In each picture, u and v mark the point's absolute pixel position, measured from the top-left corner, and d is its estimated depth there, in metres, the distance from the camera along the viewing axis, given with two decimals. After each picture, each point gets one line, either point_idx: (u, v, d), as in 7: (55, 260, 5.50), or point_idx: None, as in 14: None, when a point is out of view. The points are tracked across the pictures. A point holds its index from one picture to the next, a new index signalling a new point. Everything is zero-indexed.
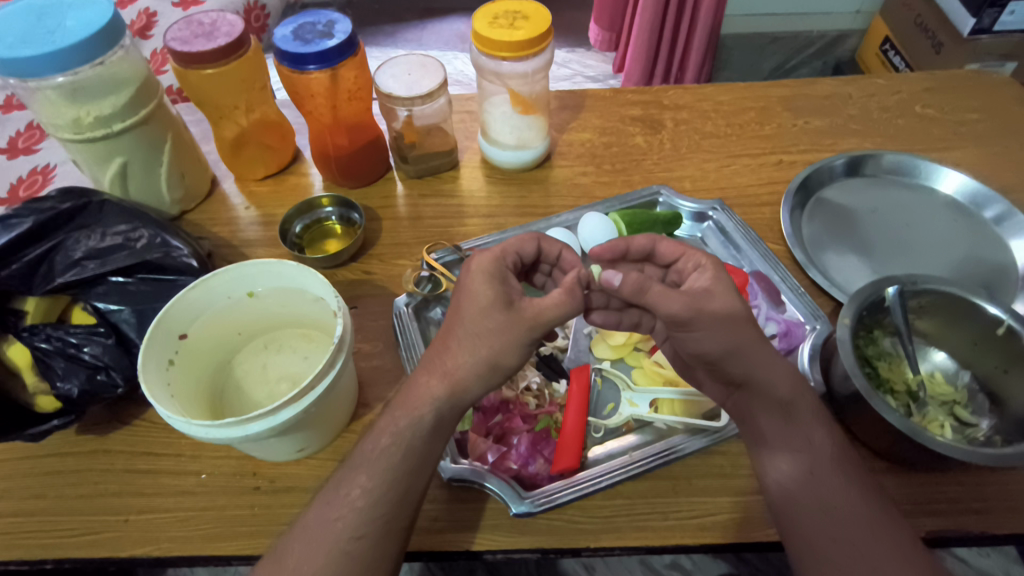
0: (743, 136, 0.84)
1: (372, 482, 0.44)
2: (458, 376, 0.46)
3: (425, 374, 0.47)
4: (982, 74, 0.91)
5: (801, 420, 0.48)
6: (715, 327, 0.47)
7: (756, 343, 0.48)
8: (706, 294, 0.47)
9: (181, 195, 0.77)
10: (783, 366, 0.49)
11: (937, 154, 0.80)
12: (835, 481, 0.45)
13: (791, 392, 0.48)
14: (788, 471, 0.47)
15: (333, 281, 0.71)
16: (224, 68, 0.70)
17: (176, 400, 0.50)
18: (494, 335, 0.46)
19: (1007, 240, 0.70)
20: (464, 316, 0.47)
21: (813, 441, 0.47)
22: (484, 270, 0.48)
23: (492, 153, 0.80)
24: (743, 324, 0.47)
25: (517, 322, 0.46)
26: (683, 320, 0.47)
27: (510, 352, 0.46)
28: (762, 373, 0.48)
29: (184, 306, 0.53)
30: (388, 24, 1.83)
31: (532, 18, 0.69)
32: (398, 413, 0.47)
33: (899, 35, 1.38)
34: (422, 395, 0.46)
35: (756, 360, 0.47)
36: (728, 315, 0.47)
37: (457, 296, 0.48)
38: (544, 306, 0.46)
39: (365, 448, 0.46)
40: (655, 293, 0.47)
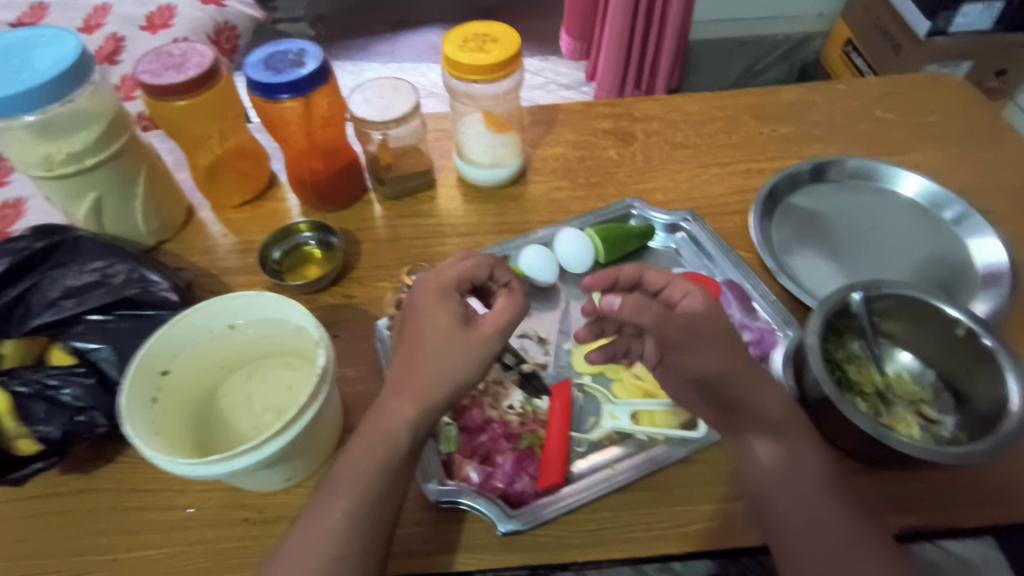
0: (712, 146, 0.86)
1: (353, 504, 0.45)
2: (426, 395, 0.48)
3: (396, 399, 0.48)
4: (939, 76, 0.94)
5: (794, 444, 0.49)
6: (704, 349, 0.50)
7: (743, 367, 0.51)
8: (694, 317, 0.50)
9: (157, 225, 0.77)
10: (769, 387, 0.51)
11: (897, 158, 0.83)
12: (821, 499, 0.47)
13: (782, 415, 0.50)
14: (778, 491, 0.48)
15: (314, 306, 0.72)
16: (196, 99, 0.70)
17: (161, 438, 0.50)
18: (456, 352, 0.49)
19: (966, 239, 0.73)
20: (425, 338, 0.49)
21: (804, 463, 0.49)
22: (437, 295, 0.51)
23: (468, 172, 0.81)
24: (727, 347, 0.50)
25: (477, 338, 0.50)
26: (679, 345, 0.50)
27: (472, 366, 0.49)
28: (751, 396, 0.50)
29: (165, 343, 0.54)
30: (360, 38, 1.83)
31: (501, 41, 0.70)
32: (368, 433, 0.48)
33: (860, 36, 1.42)
34: (395, 418, 0.48)
35: (743, 383, 0.50)
36: (714, 338, 0.50)
37: (413, 320, 0.51)
38: (497, 319, 0.51)
39: (344, 473, 0.46)
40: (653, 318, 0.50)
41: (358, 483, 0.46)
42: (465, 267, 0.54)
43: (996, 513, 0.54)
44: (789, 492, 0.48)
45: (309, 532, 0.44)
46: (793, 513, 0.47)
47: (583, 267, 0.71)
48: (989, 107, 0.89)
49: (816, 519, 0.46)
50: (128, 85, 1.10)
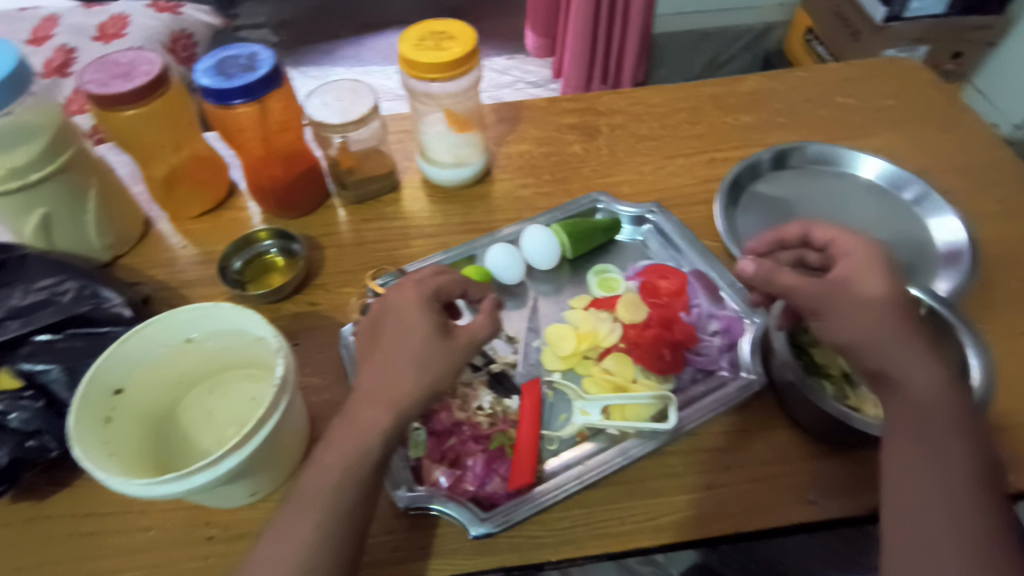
0: (676, 137, 0.86)
1: (320, 516, 0.44)
2: (399, 402, 0.47)
3: (365, 405, 0.47)
4: (895, 60, 0.95)
5: (949, 431, 0.44)
6: (849, 308, 0.47)
7: (900, 336, 0.46)
8: (848, 280, 0.48)
9: (112, 240, 0.75)
10: (933, 363, 0.46)
11: (858, 142, 0.84)
12: (953, 493, 0.42)
13: (935, 393, 0.45)
14: (903, 468, 0.44)
15: (277, 316, 0.70)
16: (146, 109, 0.67)
17: (116, 458, 0.49)
18: (435, 362, 0.48)
19: (925, 219, 0.74)
20: (402, 346, 0.48)
21: (949, 449, 0.43)
22: (418, 303, 0.50)
23: (431, 173, 0.80)
24: (879, 313, 0.46)
25: (455, 348, 0.49)
26: (812, 308, 0.50)
27: (448, 376, 0.49)
28: (895, 364, 0.46)
29: (117, 360, 0.52)
30: (324, 42, 1.81)
31: (459, 38, 0.69)
32: (336, 441, 0.46)
33: (820, 24, 1.43)
34: (366, 428, 0.46)
35: (890, 348, 0.46)
36: (864, 300, 0.47)
37: (389, 326, 0.50)
38: (474, 330, 0.51)
39: (308, 482, 0.45)
40: (784, 280, 0.52)
41: (321, 491, 0.44)
42: (445, 278, 0.53)
43: None
44: (911, 472, 0.44)
45: (269, 545, 0.43)
46: (906, 494, 0.43)
47: (550, 263, 0.70)
48: (944, 88, 0.90)
49: (930, 502, 0.42)
50: (76, 103, 1.07)
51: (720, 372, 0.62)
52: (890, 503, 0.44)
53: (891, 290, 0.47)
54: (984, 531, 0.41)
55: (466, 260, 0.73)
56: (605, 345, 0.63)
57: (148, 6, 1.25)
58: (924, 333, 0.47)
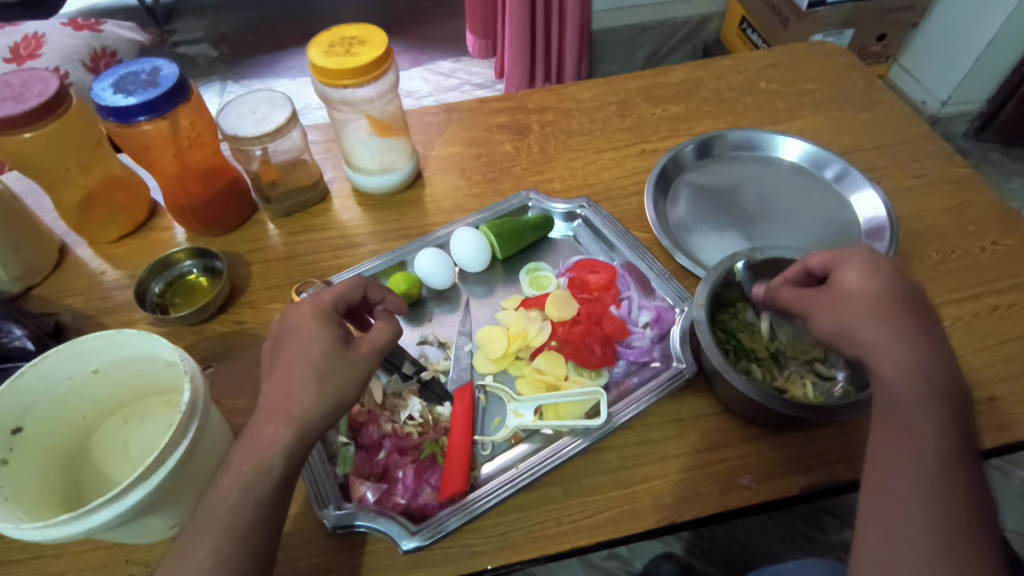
0: (607, 131, 0.86)
1: (220, 540, 0.41)
2: (301, 417, 0.46)
3: (268, 423, 0.45)
4: (816, 44, 0.97)
5: (922, 416, 0.42)
6: (833, 303, 0.49)
7: (878, 323, 0.46)
8: (840, 278, 0.50)
9: (21, 270, 0.71)
10: (915, 349, 0.45)
11: (782, 126, 0.85)
12: (922, 478, 0.40)
13: (913, 377, 0.44)
14: (877, 461, 0.43)
15: (202, 337, 0.67)
16: (45, 131, 0.64)
17: (12, 503, 0.46)
18: (337, 372, 0.48)
19: (847, 198, 0.75)
20: (300, 360, 0.47)
21: (925, 434, 0.42)
22: (315, 317, 0.50)
23: (358, 180, 0.79)
24: (862, 302, 0.47)
25: (357, 357, 0.49)
26: (801, 307, 0.52)
27: (353, 386, 0.48)
28: (872, 350, 0.46)
29: (12, 398, 0.49)
30: (264, 54, 1.77)
31: (369, 42, 0.68)
32: (240, 460, 0.44)
33: (752, 14, 1.46)
34: (269, 446, 0.44)
35: (870, 334, 0.46)
36: (847, 294, 0.48)
37: (287, 342, 0.49)
38: (375, 337, 0.51)
39: (209, 503, 0.43)
40: (785, 292, 0.54)
41: (221, 514, 0.42)
42: (342, 288, 0.53)
43: None
44: (888, 460, 0.42)
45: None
46: (876, 477, 0.42)
47: (480, 265, 0.69)
48: (863, 70, 0.92)
49: (902, 488, 0.40)
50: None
51: (653, 363, 0.62)
52: (865, 492, 0.42)
53: (878, 283, 0.48)
54: (954, 517, 0.38)
55: (396, 267, 0.71)
56: (535, 344, 0.63)
57: (66, 25, 1.21)
58: (919, 329, 0.46)
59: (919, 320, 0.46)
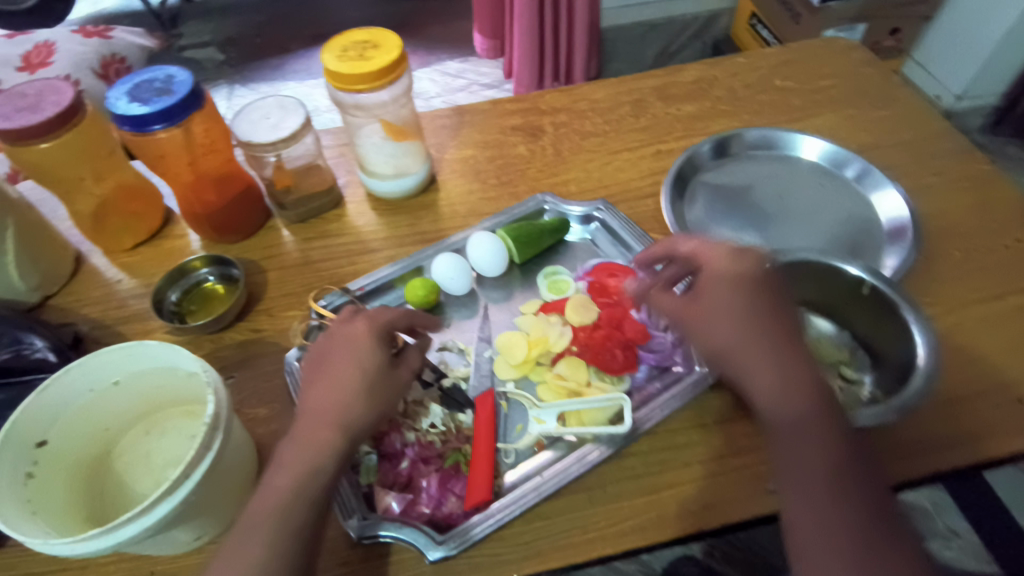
0: (621, 132, 0.86)
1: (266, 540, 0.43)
2: (345, 422, 0.49)
3: (316, 427, 0.48)
4: (831, 40, 0.96)
5: (808, 434, 0.45)
6: (706, 323, 0.50)
7: (750, 344, 0.48)
8: (706, 296, 0.51)
9: (38, 280, 0.71)
10: (787, 364, 0.47)
11: (799, 124, 0.84)
12: (831, 498, 0.43)
13: (792, 395, 0.46)
14: (783, 487, 0.45)
15: (220, 346, 0.67)
16: (61, 140, 0.64)
17: (39, 517, 0.46)
18: (381, 389, 0.51)
19: (868, 197, 0.74)
20: (349, 370, 0.50)
21: (820, 452, 0.44)
22: (369, 335, 0.53)
23: (372, 185, 0.78)
24: (734, 324, 0.49)
25: (398, 376, 0.53)
26: (675, 320, 0.54)
27: (391, 402, 0.52)
28: (748, 374, 0.48)
29: (37, 411, 0.49)
30: (272, 57, 1.77)
31: (383, 46, 0.67)
32: (287, 461, 0.47)
33: (762, 10, 1.45)
34: (316, 447, 0.47)
35: (744, 359, 0.48)
36: (718, 314, 0.49)
37: (338, 354, 0.52)
38: (410, 360, 0.55)
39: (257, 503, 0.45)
40: (657, 298, 0.56)
41: (267, 511, 0.44)
42: (395, 312, 0.56)
43: (922, 463, 0.54)
44: (794, 486, 0.44)
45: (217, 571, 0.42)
46: (793, 506, 0.44)
47: (497, 269, 0.69)
48: (879, 66, 0.91)
49: (810, 514, 0.43)
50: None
51: (675, 367, 0.61)
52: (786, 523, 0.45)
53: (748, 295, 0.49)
54: (867, 529, 0.42)
55: (413, 272, 0.71)
56: (556, 350, 0.62)
57: (76, 33, 1.21)
58: (782, 337, 0.48)
59: (786, 332, 0.49)
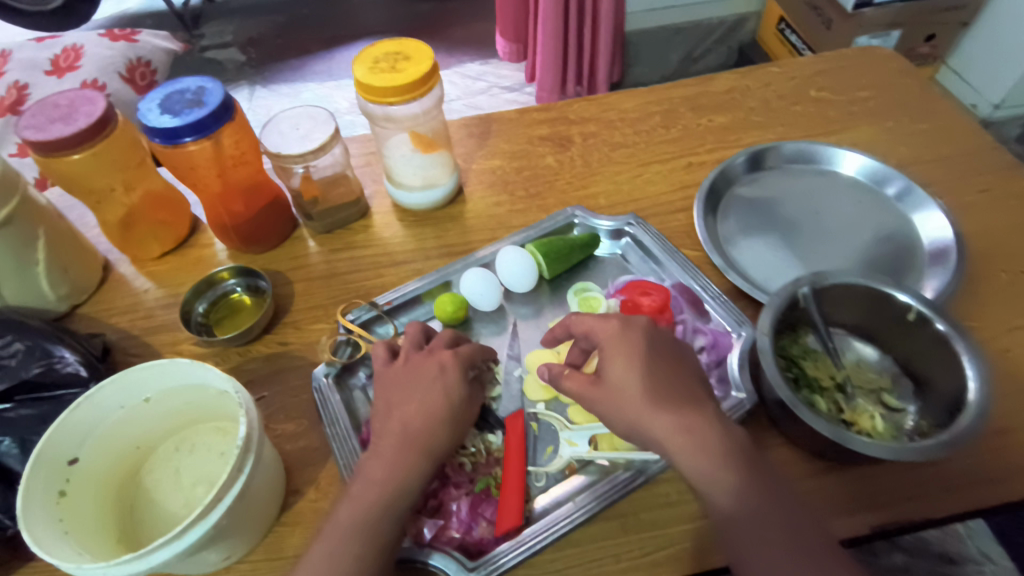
0: (651, 143, 0.84)
1: (339, 546, 0.46)
2: (428, 447, 0.50)
3: (400, 449, 0.50)
4: (867, 50, 0.93)
5: (727, 485, 0.46)
6: (614, 402, 0.50)
7: (655, 410, 0.48)
8: (607, 373, 0.51)
9: (68, 289, 0.71)
10: (691, 417, 0.48)
11: (836, 137, 0.82)
12: (761, 541, 0.44)
13: (702, 450, 0.47)
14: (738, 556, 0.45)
15: (247, 359, 0.67)
16: (92, 151, 0.64)
17: (71, 537, 0.46)
18: (463, 418, 0.53)
19: (910, 215, 0.72)
20: (437, 399, 0.52)
21: (740, 494, 0.46)
22: (460, 365, 0.54)
23: (399, 197, 0.77)
24: (638, 394, 0.49)
25: (475, 404, 0.55)
26: (588, 403, 0.52)
27: (467, 428, 0.54)
28: (658, 440, 0.48)
29: (68, 429, 0.49)
30: (293, 58, 1.77)
31: (414, 57, 0.66)
32: (365, 478, 0.49)
33: (791, 15, 1.42)
34: (400, 468, 0.49)
35: (653, 426, 0.48)
36: (624, 388, 0.50)
37: (424, 381, 0.53)
38: (480, 389, 0.57)
39: (336, 517, 0.48)
40: (569, 382, 0.53)
41: (345, 525, 0.47)
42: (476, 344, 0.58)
43: (969, 498, 0.52)
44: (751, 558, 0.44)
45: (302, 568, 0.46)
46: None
47: (527, 285, 0.68)
48: (919, 77, 0.88)
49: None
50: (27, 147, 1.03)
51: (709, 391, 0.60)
52: None
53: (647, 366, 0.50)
54: (796, 561, 0.44)
55: (441, 287, 0.70)
56: None
57: (103, 36, 1.22)
58: (686, 402, 0.49)
59: (687, 397, 0.49)
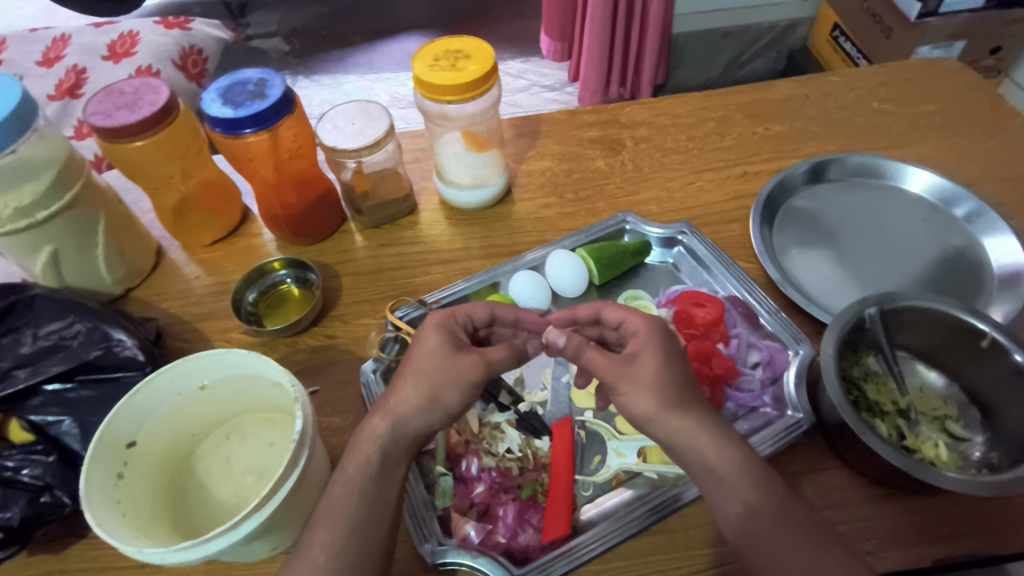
0: (705, 150, 0.82)
1: (333, 536, 0.43)
2: (398, 413, 0.47)
3: (371, 417, 0.48)
4: (934, 62, 0.90)
5: (750, 486, 0.44)
6: (645, 386, 0.47)
7: (675, 403, 0.46)
8: (638, 357, 0.48)
9: (124, 273, 0.72)
10: (697, 421, 0.46)
11: (900, 151, 0.80)
12: (791, 552, 0.41)
13: (716, 458, 0.45)
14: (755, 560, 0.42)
15: (294, 350, 0.67)
16: (155, 138, 0.65)
17: (128, 519, 0.47)
18: (438, 373, 0.48)
19: (980, 237, 0.69)
20: (411, 358, 0.50)
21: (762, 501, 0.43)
22: (436, 324, 0.52)
23: (449, 195, 0.77)
24: (660, 385, 0.47)
25: (463, 361, 0.49)
26: (611, 382, 0.48)
27: (453, 388, 0.48)
28: (678, 438, 0.46)
29: (128, 412, 0.49)
30: (336, 50, 1.78)
31: (475, 56, 0.66)
32: (348, 461, 0.46)
33: (848, 22, 1.38)
34: (367, 436, 0.47)
35: (675, 422, 0.46)
36: (653, 373, 0.47)
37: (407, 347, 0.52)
38: (491, 353, 0.51)
39: (324, 506, 0.44)
40: (591, 357, 0.50)
41: (340, 513, 0.44)
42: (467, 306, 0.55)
43: None
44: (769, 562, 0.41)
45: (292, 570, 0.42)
46: None
47: (576, 290, 0.67)
48: (990, 92, 0.85)
49: None
50: (84, 131, 1.06)
51: (763, 409, 0.58)
52: None
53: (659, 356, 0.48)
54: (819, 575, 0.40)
55: (488, 288, 0.70)
56: None
57: (157, 24, 1.23)
58: (698, 395, 0.48)
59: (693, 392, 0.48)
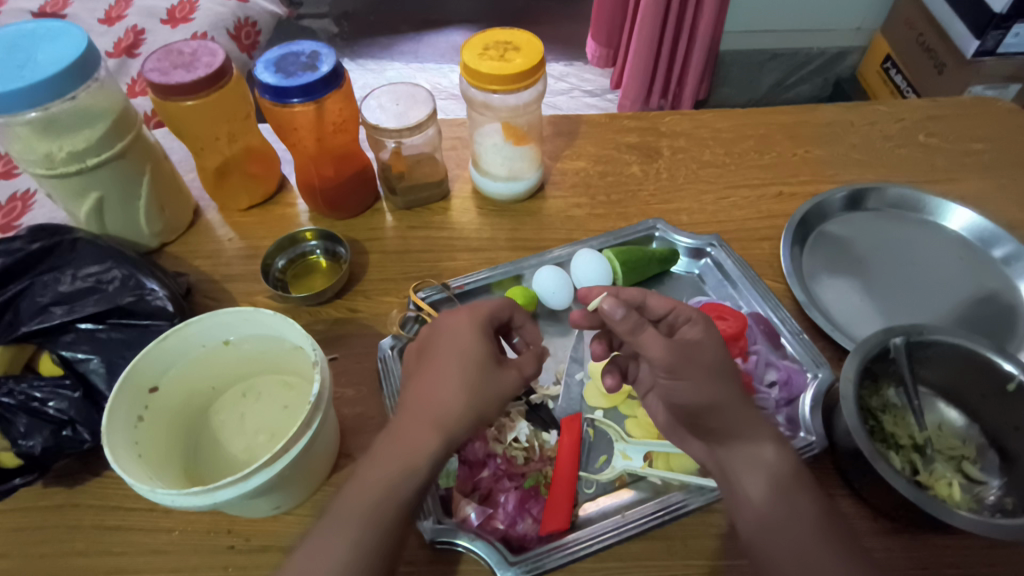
0: (743, 166, 0.82)
1: None
2: (446, 421, 0.46)
3: (406, 417, 0.47)
4: (987, 100, 0.89)
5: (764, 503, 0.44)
6: (715, 379, 0.47)
7: (755, 425, 0.48)
8: (703, 345, 0.48)
9: (161, 227, 0.74)
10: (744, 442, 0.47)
11: (942, 186, 0.78)
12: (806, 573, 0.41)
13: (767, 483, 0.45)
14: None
15: (316, 320, 0.68)
16: (204, 101, 0.66)
17: (143, 461, 0.48)
18: (487, 388, 0.49)
19: (1015, 282, 0.68)
20: (455, 364, 0.48)
21: (778, 522, 0.43)
22: (470, 326, 0.51)
23: (483, 184, 0.78)
24: (739, 403, 0.47)
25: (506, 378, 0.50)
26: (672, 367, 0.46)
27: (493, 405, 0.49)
28: (750, 454, 0.47)
29: (155, 357, 0.51)
30: (383, 37, 1.80)
31: (524, 49, 0.67)
32: (376, 450, 0.46)
33: (901, 54, 1.37)
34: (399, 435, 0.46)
35: (758, 447, 0.47)
36: (715, 369, 0.47)
37: (442, 348, 0.50)
38: (523, 366, 0.52)
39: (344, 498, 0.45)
40: (649, 336, 0.46)
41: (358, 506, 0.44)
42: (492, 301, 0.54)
43: None
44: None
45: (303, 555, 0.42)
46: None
47: None
48: None
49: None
50: (136, 88, 1.08)
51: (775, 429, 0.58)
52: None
53: (733, 375, 0.49)
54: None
55: (512, 279, 0.70)
56: None
57: None
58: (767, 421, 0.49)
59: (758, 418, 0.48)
